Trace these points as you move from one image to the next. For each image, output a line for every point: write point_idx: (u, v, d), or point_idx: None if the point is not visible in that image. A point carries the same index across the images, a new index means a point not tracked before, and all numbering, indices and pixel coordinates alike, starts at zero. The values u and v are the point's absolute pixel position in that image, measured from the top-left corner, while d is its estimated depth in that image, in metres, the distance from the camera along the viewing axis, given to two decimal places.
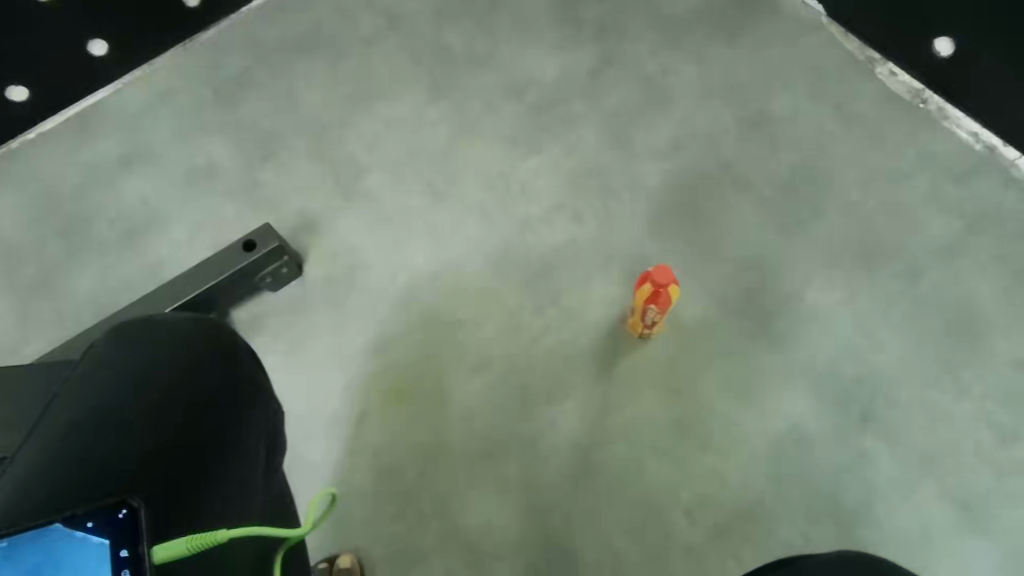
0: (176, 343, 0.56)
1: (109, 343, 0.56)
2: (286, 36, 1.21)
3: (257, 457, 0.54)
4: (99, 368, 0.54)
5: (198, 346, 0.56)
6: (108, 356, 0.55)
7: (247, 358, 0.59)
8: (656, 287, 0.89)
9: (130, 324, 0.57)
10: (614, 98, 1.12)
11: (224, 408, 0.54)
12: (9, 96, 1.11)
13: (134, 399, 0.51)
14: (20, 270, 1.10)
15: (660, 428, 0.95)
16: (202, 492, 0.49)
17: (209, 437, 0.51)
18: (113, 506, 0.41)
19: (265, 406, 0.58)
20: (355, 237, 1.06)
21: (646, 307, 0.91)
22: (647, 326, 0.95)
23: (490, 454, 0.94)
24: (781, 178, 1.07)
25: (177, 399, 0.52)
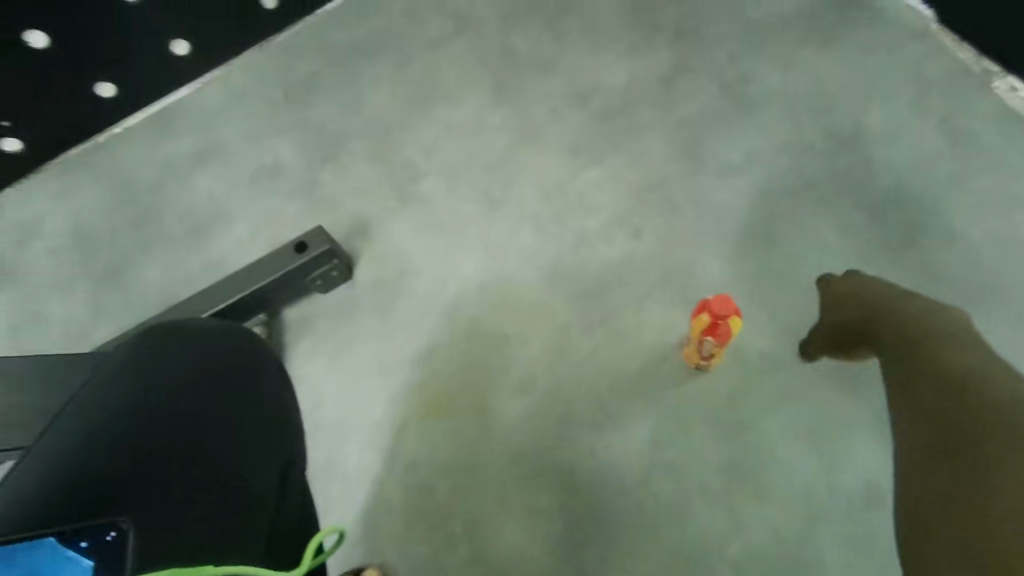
0: (199, 356, 0.54)
1: (139, 345, 0.56)
2: (355, 39, 1.21)
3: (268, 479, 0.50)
4: (126, 372, 0.53)
5: (220, 360, 0.55)
6: (134, 357, 0.54)
7: (269, 375, 0.56)
8: (715, 313, 0.84)
9: (161, 328, 0.57)
10: (686, 107, 1.05)
11: (238, 424, 0.51)
12: (98, 93, 1.17)
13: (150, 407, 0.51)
14: (96, 259, 1.15)
15: (713, 468, 0.87)
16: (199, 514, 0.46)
17: (219, 456, 0.49)
18: (102, 526, 0.40)
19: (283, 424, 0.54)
20: (406, 242, 1.04)
21: (703, 336, 0.85)
22: (703, 359, 0.89)
23: (527, 479, 0.90)
24: (870, 201, 0.97)
25: (191, 413, 0.51)
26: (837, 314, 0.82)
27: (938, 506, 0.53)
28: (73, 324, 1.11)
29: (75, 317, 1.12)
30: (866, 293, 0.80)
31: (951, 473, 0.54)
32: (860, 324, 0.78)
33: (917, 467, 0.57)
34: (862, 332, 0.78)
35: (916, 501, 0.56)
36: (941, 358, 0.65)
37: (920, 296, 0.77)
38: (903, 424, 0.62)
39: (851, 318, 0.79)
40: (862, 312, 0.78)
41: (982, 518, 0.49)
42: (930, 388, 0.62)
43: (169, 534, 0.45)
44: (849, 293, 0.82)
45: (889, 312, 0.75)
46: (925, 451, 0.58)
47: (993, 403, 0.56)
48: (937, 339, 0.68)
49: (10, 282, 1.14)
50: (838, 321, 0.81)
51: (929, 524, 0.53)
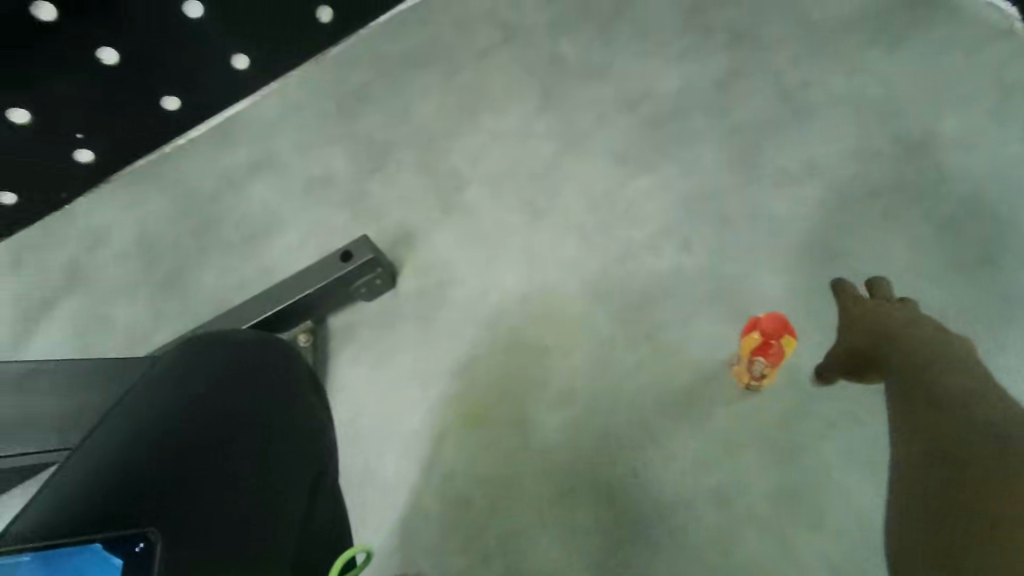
0: (244, 366, 0.55)
1: (189, 350, 0.57)
2: (406, 50, 1.22)
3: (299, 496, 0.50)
4: (174, 376, 0.54)
5: (263, 372, 0.55)
6: (184, 363, 0.55)
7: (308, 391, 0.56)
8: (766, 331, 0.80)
9: (210, 337, 0.58)
10: (741, 114, 1.01)
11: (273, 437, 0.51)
12: (164, 106, 1.22)
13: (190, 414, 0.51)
14: (158, 265, 1.20)
15: (763, 494, 0.82)
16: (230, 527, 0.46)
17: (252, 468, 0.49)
18: (134, 536, 0.40)
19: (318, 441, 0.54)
20: (449, 251, 1.04)
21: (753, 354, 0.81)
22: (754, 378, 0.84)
23: (566, 496, 0.87)
24: (942, 214, 0.90)
25: (229, 423, 0.51)
26: (843, 336, 0.77)
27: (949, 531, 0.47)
28: (135, 327, 1.17)
29: (138, 320, 1.17)
30: (873, 314, 0.75)
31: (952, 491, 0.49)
32: (866, 346, 0.73)
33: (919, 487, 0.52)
34: (869, 356, 0.72)
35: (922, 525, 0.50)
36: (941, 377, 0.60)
37: (926, 318, 0.72)
38: (901, 443, 0.57)
39: (856, 340, 0.74)
40: (866, 333, 0.73)
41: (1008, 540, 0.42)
42: (930, 407, 0.57)
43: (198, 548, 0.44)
44: (858, 311, 0.77)
45: (896, 333, 0.70)
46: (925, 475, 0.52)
47: (988, 422, 0.52)
48: (943, 359, 0.63)
49: (81, 285, 1.21)
50: (845, 342, 0.76)
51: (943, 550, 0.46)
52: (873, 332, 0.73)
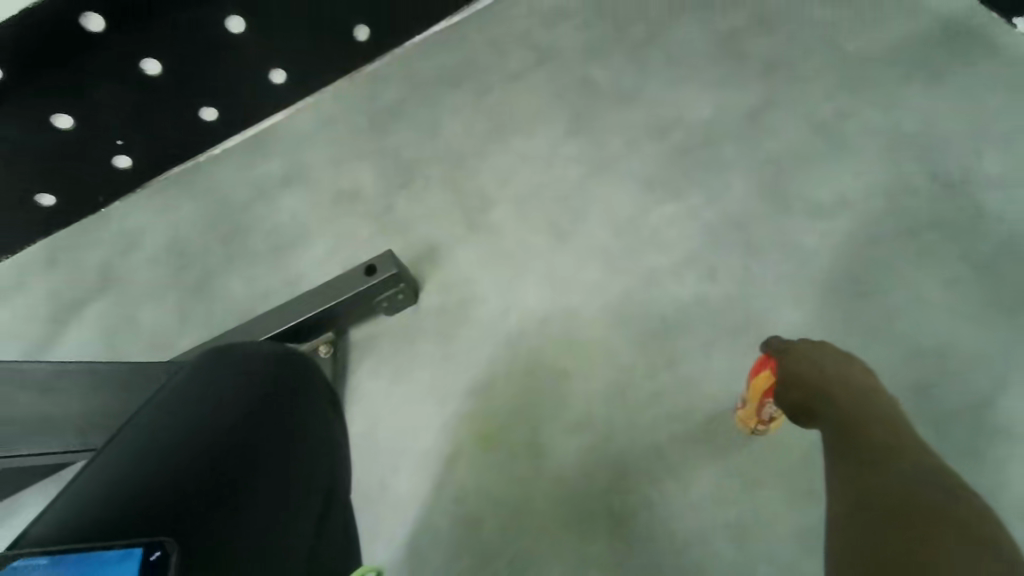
0: (270, 381, 0.56)
1: (218, 360, 0.57)
2: (440, 69, 1.24)
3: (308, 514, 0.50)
4: (203, 383, 0.55)
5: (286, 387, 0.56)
6: (212, 371, 0.56)
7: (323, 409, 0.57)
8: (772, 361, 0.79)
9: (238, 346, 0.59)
10: (772, 144, 1.00)
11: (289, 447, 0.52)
12: (201, 116, 1.25)
13: (211, 420, 0.51)
14: (186, 270, 1.22)
15: (783, 533, 0.80)
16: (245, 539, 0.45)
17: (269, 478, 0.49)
18: (150, 546, 0.40)
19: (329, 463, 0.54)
20: (472, 269, 1.04)
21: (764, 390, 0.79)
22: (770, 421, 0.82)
23: (577, 523, 0.86)
24: (978, 253, 0.88)
25: (249, 434, 0.51)
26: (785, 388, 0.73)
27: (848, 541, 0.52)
28: (161, 330, 1.19)
29: (164, 324, 1.19)
30: (813, 367, 0.71)
31: (857, 506, 0.49)
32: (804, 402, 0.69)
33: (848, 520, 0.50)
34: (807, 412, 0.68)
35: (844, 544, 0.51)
36: (872, 431, 0.58)
37: (866, 379, 0.69)
38: (837, 494, 0.53)
39: (796, 395, 0.70)
40: (807, 387, 0.70)
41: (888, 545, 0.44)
42: (866, 457, 0.55)
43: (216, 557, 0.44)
44: (800, 364, 0.73)
45: (834, 392, 0.67)
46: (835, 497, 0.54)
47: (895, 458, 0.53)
48: (876, 421, 0.60)
49: (112, 287, 1.24)
50: (787, 395, 0.72)
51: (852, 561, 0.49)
52: (816, 385, 0.69)
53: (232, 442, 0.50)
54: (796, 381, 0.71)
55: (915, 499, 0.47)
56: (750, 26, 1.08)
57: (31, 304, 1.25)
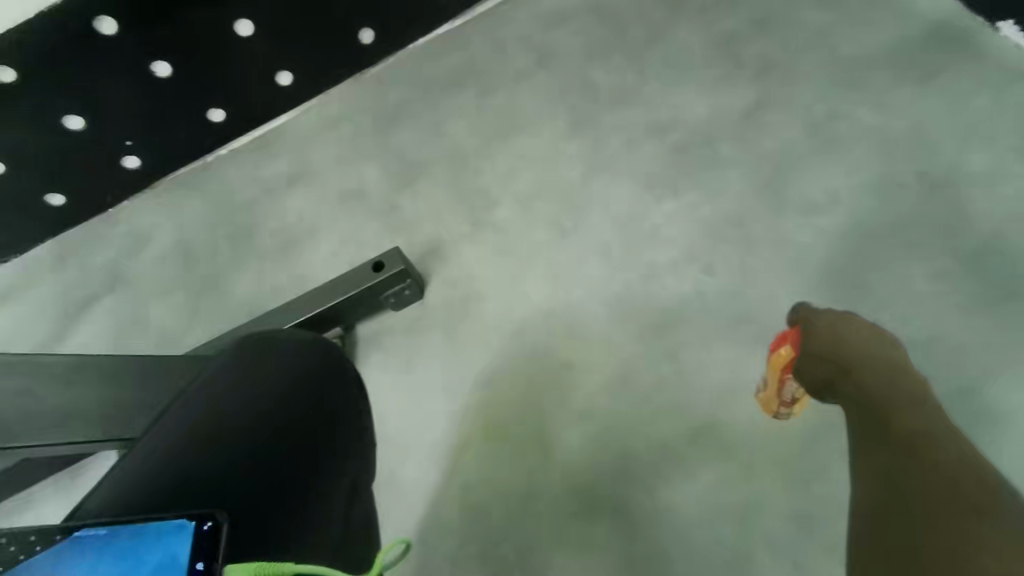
0: (297, 363, 0.58)
1: (244, 347, 0.60)
2: (444, 71, 1.27)
3: (340, 491, 0.52)
4: (232, 371, 0.58)
5: (313, 369, 0.59)
6: (239, 359, 0.59)
7: (352, 388, 0.60)
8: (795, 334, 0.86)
9: (264, 333, 0.61)
10: (767, 143, 1.03)
11: (321, 431, 0.54)
12: (209, 117, 1.28)
13: (243, 408, 0.54)
14: (194, 269, 1.25)
15: (780, 518, 0.83)
16: (283, 516, 0.48)
17: (301, 461, 0.52)
18: (202, 516, 0.42)
19: (359, 440, 0.57)
20: (476, 265, 1.07)
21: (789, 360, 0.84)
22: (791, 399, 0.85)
23: (582, 511, 0.89)
24: (966, 248, 0.91)
25: (281, 418, 0.54)
26: (807, 360, 0.80)
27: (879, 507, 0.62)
28: (170, 326, 1.21)
29: (173, 319, 1.22)
30: (841, 342, 0.79)
31: (886, 483, 0.59)
32: (830, 375, 0.77)
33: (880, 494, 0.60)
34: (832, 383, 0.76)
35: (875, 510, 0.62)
36: (895, 409, 0.67)
37: (891, 353, 0.77)
38: (867, 470, 0.62)
39: (821, 367, 0.78)
40: (835, 360, 0.77)
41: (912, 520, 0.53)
42: (890, 443, 0.63)
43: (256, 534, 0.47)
44: (829, 337, 0.80)
45: (860, 370, 0.74)
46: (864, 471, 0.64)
47: (919, 437, 0.62)
48: (901, 399, 0.68)
49: (122, 285, 1.26)
50: (812, 367, 0.79)
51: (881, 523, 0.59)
52: (842, 360, 0.76)
53: (264, 430, 0.53)
54: (829, 353, 0.78)
55: (939, 478, 0.55)
56: (744, 29, 1.12)
57: (41, 302, 1.27)
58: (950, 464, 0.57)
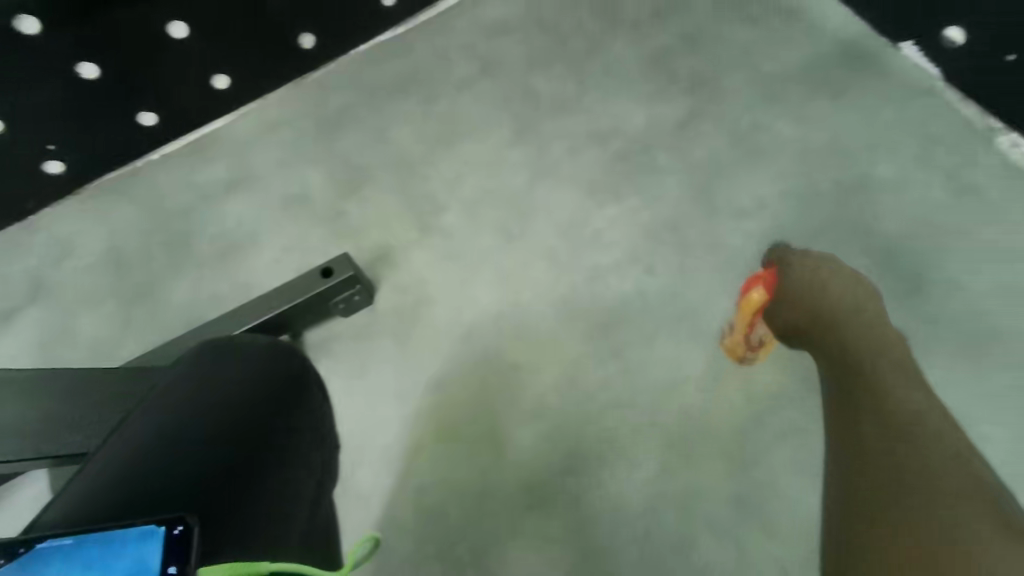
0: (258, 370, 0.60)
1: (204, 357, 0.61)
2: (387, 77, 1.27)
3: (303, 494, 0.54)
4: (193, 380, 0.59)
5: (275, 375, 0.60)
6: (199, 368, 0.60)
7: (312, 394, 0.62)
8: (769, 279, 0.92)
9: (223, 343, 0.63)
10: (700, 152, 1.10)
11: (285, 435, 0.56)
12: (140, 121, 1.23)
13: (206, 414, 0.55)
14: (126, 277, 1.20)
15: (721, 502, 0.88)
16: (251, 517, 0.49)
17: (266, 463, 0.53)
18: (172, 520, 0.43)
19: (319, 446, 0.59)
20: (426, 269, 1.09)
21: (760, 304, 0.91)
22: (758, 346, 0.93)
23: (536, 506, 0.92)
24: (877, 248, 1.00)
25: (245, 421, 0.55)
26: (783, 310, 0.86)
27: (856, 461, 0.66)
28: (102, 338, 1.16)
29: (105, 331, 1.16)
30: (821, 293, 0.84)
31: (874, 430, 0.62)
32: (805, 322, 0.82)
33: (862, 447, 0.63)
34: (807, 331, 0.82)
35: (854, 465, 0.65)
36: (871, 370, 0.71)
37: (868, 306, 0.82)
38: (851, 416, 0.66)
39: (797, 314, 0.84)
40: (813, 310, 0.82)
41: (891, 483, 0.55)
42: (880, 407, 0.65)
43: (224, 534, 0.48)
44: (807, 287, 0.85)
45: (841, 326, 0.79)
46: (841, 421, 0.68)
47: (901, 404, 0.65)
48: (875, 356, 0.73)
49: (46, 295, 1.20)
50: (788, 316, 0.85)
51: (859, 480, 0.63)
52: (818, 312, 0.82)
53: (228, 434, 0.54)
54: (813, 304, 0.83)
55: (927, 444, 0.59)
56: (677, 43, 1.17)
57: None
58: (928, 434, 0.61)
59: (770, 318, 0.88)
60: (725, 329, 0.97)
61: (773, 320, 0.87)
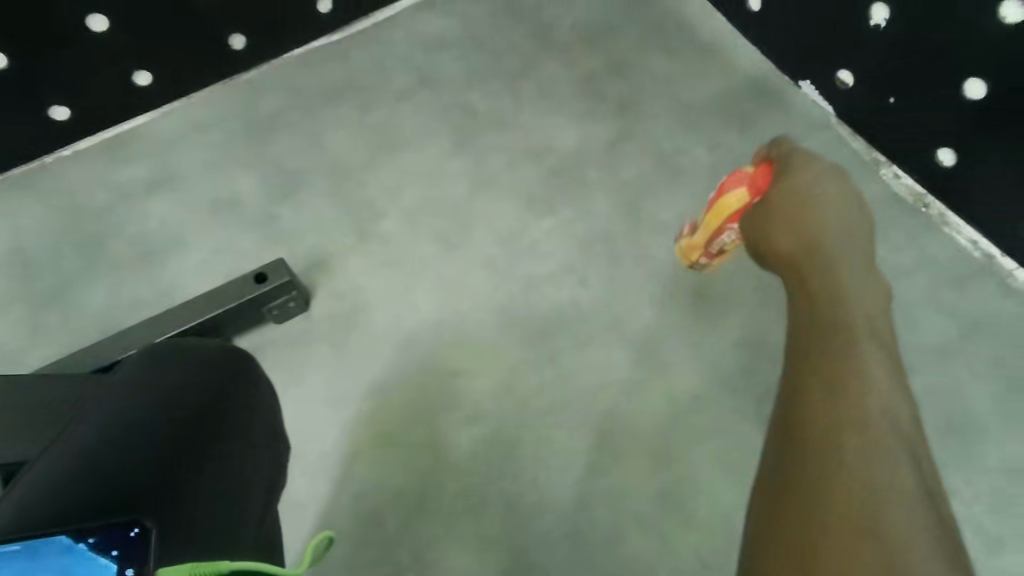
0: (208, 373, 0.61)
1: (148, 362, 0.61)
2: (323, 83, 1.26)
3: (256, 496, 0.56)
4: (138, 384, 0.58)
5: (223, 379, 0.61)
6: (145, 373, 0.60)
7: (259, 400, 0.63)
8: (756, 183, 0.85)
9: (167, 348, 0.63)
10: (627, 170, 1.16)
11: (236, 439, 0.57)
12: (51, 115, 1.16)
13: (156, 415, 0.55)
14: (34, 279, 1.13)
15: (646, 498, 0.94)
16: (207, 516, 0.51)
17: (220, 465, 0.54)
18: (127, 523, 0.45)
19: (268, 450, 0.61)
20: (364, 277, 1.10)
21: (730, 213, 0.89)
22: (712, 255, 1.00)
23: (473, 508, 0.95)
24: None
25: (196, 423, 0.56)
26: (768, 233, 0.76)
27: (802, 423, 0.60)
28: (6, 344, 1.08)
29: (10, 336, 1.09)
30: (817, 220, 0.73)
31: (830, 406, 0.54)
32: (791, 252, 0.72)
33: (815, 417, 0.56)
34: (792, 261, 0.72)
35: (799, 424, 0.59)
36: (858, 327, 0.61)
37: (858, 248, 0.72)
38: (825, 391, 0.55)
39: (779, 241, 0.74)
40: (800, 243, 0.72)
41: (833, 477, 0.49)
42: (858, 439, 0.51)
43: (184, 529, 0.49)
44: (800, 215, 0.74)
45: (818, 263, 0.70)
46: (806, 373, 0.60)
47: (879, 394, 0.55)
48: (859, 311, 0.63)
49: None
50: (772, 240, 0.75)
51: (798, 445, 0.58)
52: (803, 247, 0.71)
53: (181, 434, 0.54)
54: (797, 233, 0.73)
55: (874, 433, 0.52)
56: (607, 68, 1.25)
57: None
58: (894, 424, 0.53)
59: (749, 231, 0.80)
60: (690, 228, 1.02)
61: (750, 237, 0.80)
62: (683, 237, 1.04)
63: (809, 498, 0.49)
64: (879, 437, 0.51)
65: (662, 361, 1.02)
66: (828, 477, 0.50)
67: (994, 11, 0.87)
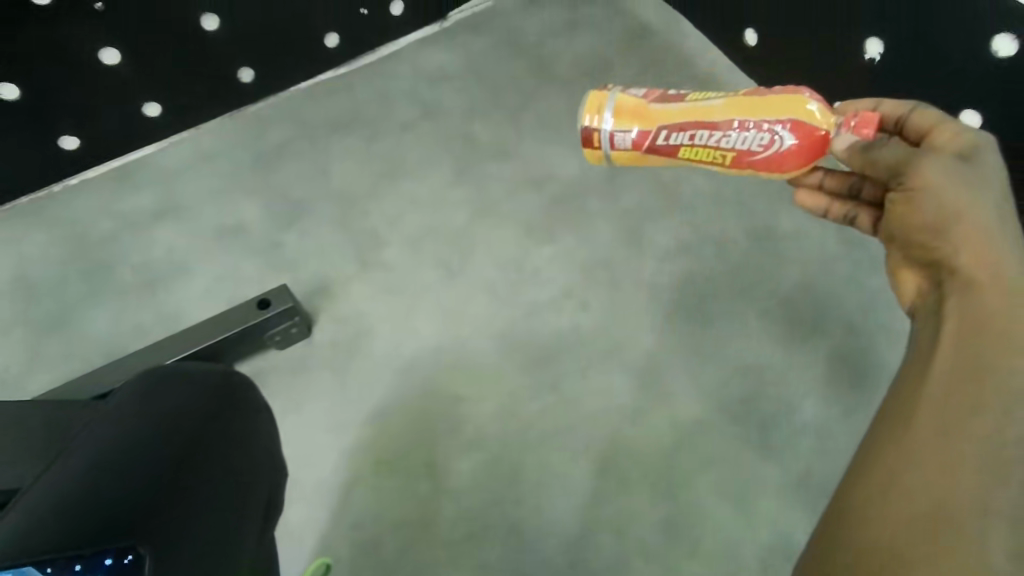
0: (211, 402, 0.60)
1: (149, 387, 0.60)
2: (329, 114, 1.29)
3: (252, 524, 0.56)
4: (139, 408, 0.57)
5: (225, 408, 0.61)
6: (146, 399, 0.58)
7: (262, 432, 0.63)
8: (875, 119, 0.60)
9: (169, 375, 0.62)
10: (627, 197, 1.17)
11: (236, 467, 0.57)
12: (60, 145, 1.17)
13: (158, 440, 0.54)
14: (37, 304, 1.13)
15: (650, 525, 0.93)
16: (201, 543, 0.50)
17: (220, 492, 0.54)
18: (121, 551, 0.45)
19: (269, 480, 0.60)
20: (366, 303, 1.10)
21: (791, 115, 0.60)
22: (654, 143, 0.66)
23: (474, 536, 0.94)
24: (785, 291, 1.07)
25: (199, 449, 0.55)
26: (948, 184, 0.54)
27: (885, 424, 0.50)
28: (7, 370, 1.08)
29: (11, 362, 1.09)
30: (941, 173, 0.55)
31: (957, 418, 0.45)
32: (916, 224, 0.56)
33: (924, 467, 0.45)
34: (914, 228, 0.56)
35: (887, 435, 0.49)
36: (998, 315, 0.48)
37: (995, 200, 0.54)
38: (959, 395, 0.46)
39: (954, 197, 0.54)
40: (980, 226, 0.52)
41: (945, 511, 0.42)
42: (981, 456, 0.43)
43: (179, 553, 0.48)
44: (934, 163, 0.55)
45: (960, 229, 0.53)
46: (944, 400, 0.47)
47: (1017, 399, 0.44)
48: (999, 288, 0.50)
49: None
50: (937, 191, 0.54)
51: (873, 463, 0.48)
52: (999, 249, 0.51)
53: (181, 460, 0.53)
54: (918, 198, 0.56)
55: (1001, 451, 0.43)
56: None
57: None
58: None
59: (871, 153, 0.60)
60: (659, 94, 0.67)
61: (924, 174, 0.55)
62: (641, 98, 0.67)
63: (906, 536, 0.43)
64: (997, 455, 0.43)
65: (665, 388, 1.01)
66: (942, 510, 0.42)
67: (988, 43, 0.88)
